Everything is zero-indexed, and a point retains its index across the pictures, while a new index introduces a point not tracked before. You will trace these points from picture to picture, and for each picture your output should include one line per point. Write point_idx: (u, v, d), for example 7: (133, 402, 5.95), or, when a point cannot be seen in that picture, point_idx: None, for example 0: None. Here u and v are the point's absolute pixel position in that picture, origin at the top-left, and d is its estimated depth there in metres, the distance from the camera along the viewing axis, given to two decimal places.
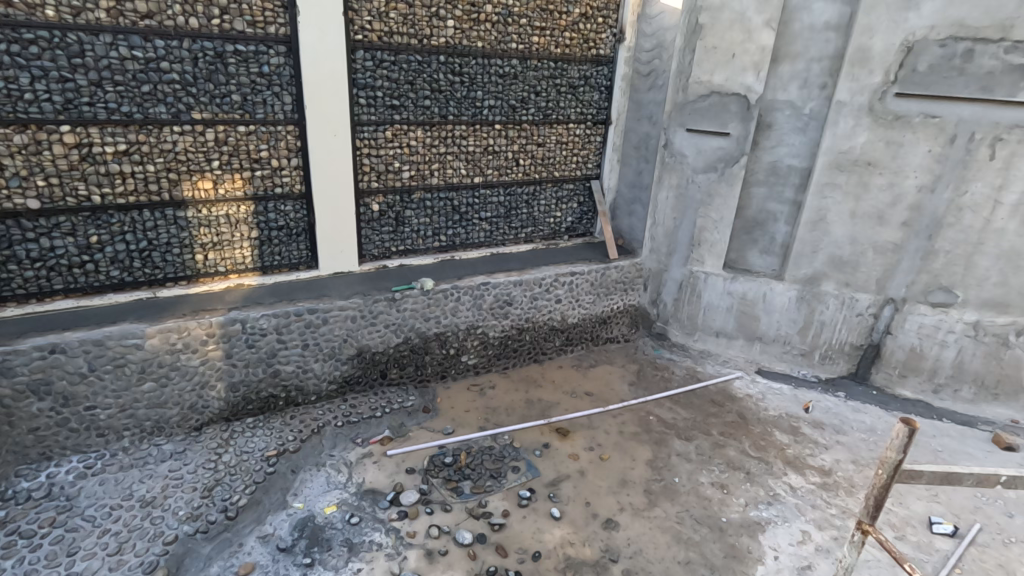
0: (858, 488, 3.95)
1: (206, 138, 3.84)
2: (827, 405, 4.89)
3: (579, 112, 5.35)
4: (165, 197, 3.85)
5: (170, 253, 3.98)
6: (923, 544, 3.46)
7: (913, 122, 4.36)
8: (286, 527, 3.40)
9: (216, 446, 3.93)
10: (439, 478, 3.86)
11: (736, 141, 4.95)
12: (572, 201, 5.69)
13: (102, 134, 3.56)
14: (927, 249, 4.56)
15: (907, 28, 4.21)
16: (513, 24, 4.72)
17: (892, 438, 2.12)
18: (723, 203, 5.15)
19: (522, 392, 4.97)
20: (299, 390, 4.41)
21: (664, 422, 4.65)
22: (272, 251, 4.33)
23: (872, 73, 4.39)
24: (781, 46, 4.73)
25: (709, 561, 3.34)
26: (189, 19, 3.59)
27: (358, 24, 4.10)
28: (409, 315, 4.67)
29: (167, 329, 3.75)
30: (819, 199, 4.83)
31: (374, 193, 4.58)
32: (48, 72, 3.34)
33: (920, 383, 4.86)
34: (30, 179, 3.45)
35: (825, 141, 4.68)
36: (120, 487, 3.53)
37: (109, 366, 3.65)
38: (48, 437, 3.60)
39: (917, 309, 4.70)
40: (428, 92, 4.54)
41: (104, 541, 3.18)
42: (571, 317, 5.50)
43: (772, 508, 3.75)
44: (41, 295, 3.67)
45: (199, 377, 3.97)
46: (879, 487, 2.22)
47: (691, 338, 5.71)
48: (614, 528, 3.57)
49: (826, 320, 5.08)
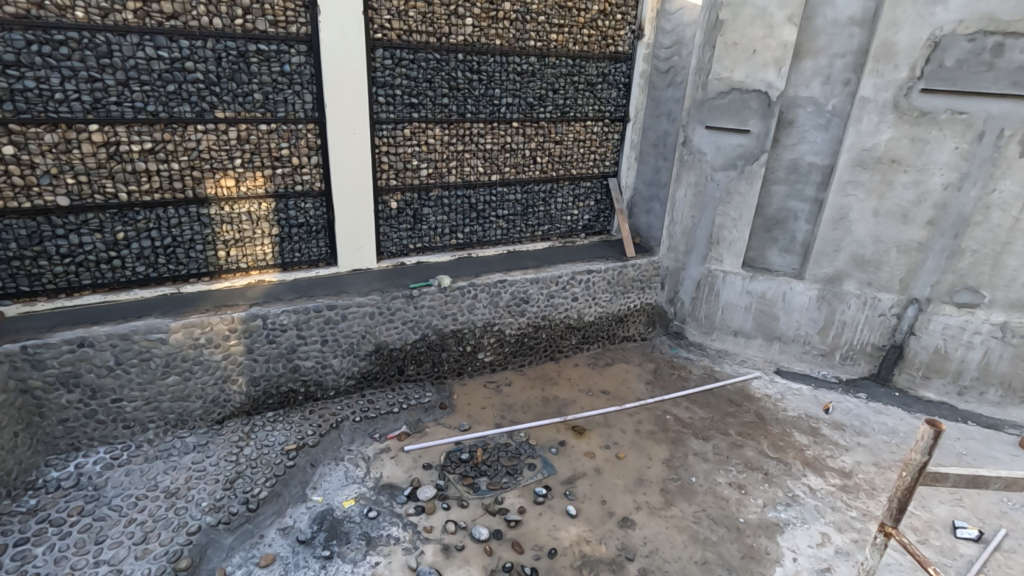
0: (880, 491, 3.89)
1: (228, 136, 3.91)
2: (848, 406, 4.83)
3: (597, 110, 5.33)
4: (189, 194, 3.92)
5: (193, 249, 4.06)
6: (946, 549, 3.40)
7: (940, 118, 4.27)
8: (305, 520, 3.45)
9: (237, 440, 3.99)
10: (455, 474, 3.89)
11: (756, 139, 4.89)
12: (589, 199, 5.68)
13: (129, 132, 3.64)
14: (953, 248, 4.48)
15: (934, 23, 4.12)
16: (531, 21, 4.71)
17: (916, 439, 2.09)
18: (742, 202, 5.09)
19: (538, 389, 4.98)
20: (318, 386, 4.47)
21: (681, 421, 4.62)
22: (293, 247, 4.38)
23: (897, 69, 4.31)
24: (803, 42, 4.66)
25: (726, 561, 3.32)
26: (213, 19, 3.65)
27: (377, 22, 4.13)
28: (426, 312, 4.70)
29: (190, 324, 3.82)
30: (841, 197, 4.76)
31: (392, 191, 4.62)
32: (77, 72, 3.42)
33: (945, 385, 4.76)
34: (60, 176, 3.55)
35: (848, 139, 4.60)
36: (146, 477, 3.62)
37: (135, 359, 3.73)
38: (77, 428, 3.70)
39: (942, 309, 4.61)
40: (446, 90, 4.56)
41: (130, 530, 3.25)
42: (588, 315, 5.50)
43: (791, 509, 3.71)
44: (70, 290, 3.77)
45: (221, 371, 4.05)
46: (903, 488, 2.19)
47: (709, 337, 5.66)
48: (630, 526, 3.56)
49: (847, 320, 5.00)
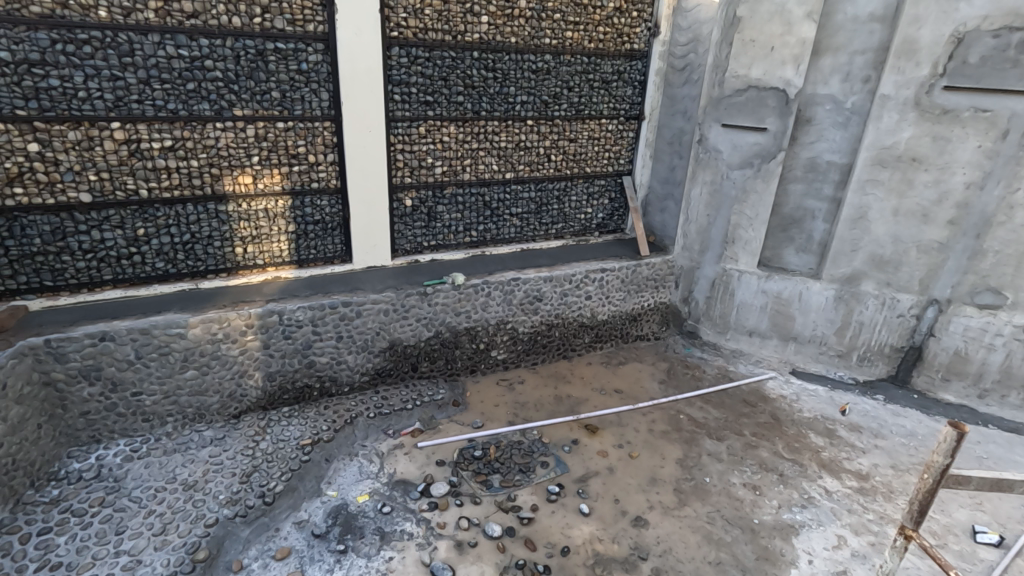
0: (897, 494, 3.84)
1: (246, 134, 3.95)
2: (865, 408, 4.77)
3: (611, 108, 5.32)
4: (207, 191, 3.98)
5: (211, 246, 4.11)
6: (966, 553, 3.35)
7: (962, 116, 4.19)
8: (320, 514, 3.49)
9: (253, 434, 4.04)
10: (468, 470, 3.91)
11: (774, 137, 4.82)
12: (603, 197, 5.68)
13: (150, 130, 3.70)
14: (975, 248, 4.39)
15: (958, 19, 4.05)
16: (547, 19, 4.71)
17: (939, 442, 2.08)
18: (758, 201, 5.04)
19: (551, 388, 4.98)
20: (333, 381, 4.51)
21: (695, 421, 4.60)
22: (309, 244, 4.43)
23: (919, 65, 4.24)
24: (822, 38, 4.61)
25: (740, 562, 3.30)
26: (231, 18, 3.69)
27: (394, 21, 4.15)
28: (439, 309, 4.71)
29: (208, 320, 3.87)
30: (860, 197, 4.69)
31: (407, 189, 4.65)
32: (100, 70, 3.48)
33: (965, 388, 4.67)
34: (83, 173, 3.61)
35: (868, 137, 4.54)
36: (165, 470, 3.67)
37: (155, 353, 3.79)
38: (98, 421, 3.77)
39: (963, 310, 4.53)
40: (461, 87, 4.57)
41: (150, 521, 3.31)
42: (601, 313, 5.48)
43: (806, 511, 3.68)
44: (92, 286, 3.85)
45: (238, 366, 4.09)
46: (924, 491, 2.18)
47: (723, 337, 5.63)
48: (643, 526, 3.55)
49: (864, 320, 4.93)
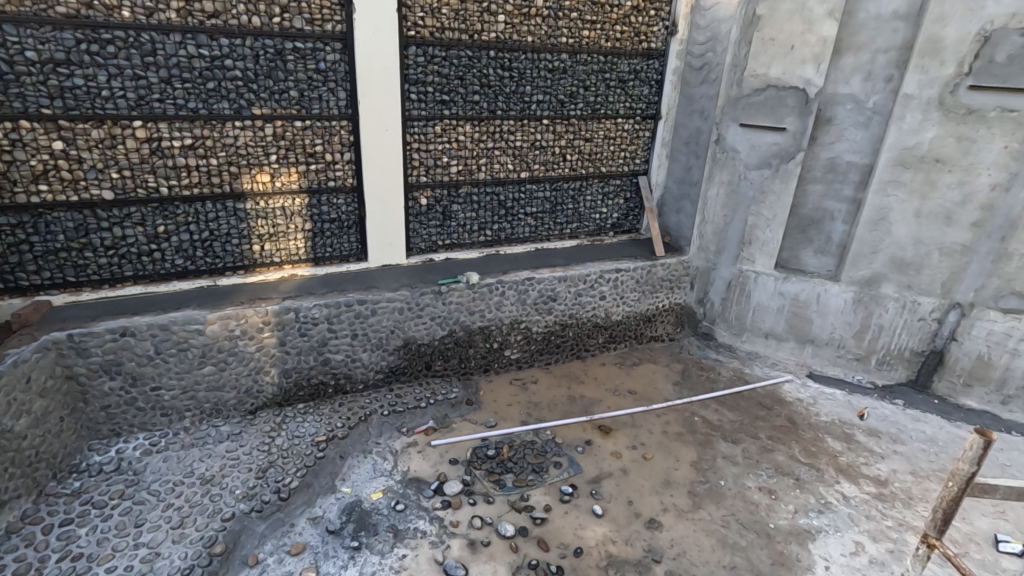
0: (917, 501, 3.77)
1: (265, 133, 3.99)
2: (883, 413, 4.69)
3: (627, 107, 5.30)
4: (226, 189, 4.02)
5: (229, 243, 4.16)
6: (988, 563, 3.28)
7: (987, 116, 4.11)
8: (334, 510, 3.52)
9: (269, 430, 4.09)
10: (482, 470, 3.91)
11: (793, 137, 4.76)
12: (618, 197, 5.66)
13: (170, 129, 3.75)
14: (999, 251, 4.30)
15: (984, 17, 3.96)
16: (564, 17, 4.69)
17: (965, 449, 2.05)
18: (776, 201, 4.98)
19: (564, 388, 4.97)
20: (347, 379, 4.54)
21: (710, 423, 4.56)
22: (325, 242, 4.46)
23: (944, 65, 4.16)
24: (844, 37, 4.53)
25: (755, 566, 3.27)
26: (251, 18, 3.73)
27: (411, 20, 4.16)
28: (453, 308, 4.71)
29: (226, 316, 3.91)
30: (881, 198, 4.62)
31: (422, 188, 4.67)
32: (123, 70, 3.53)
33: (987, 394, 4.57)
34: (106, 171, 3.67)
35: (889, 137, 4.46)
36: (182, 464, 3.72)
37: (173, 349, 3.83)
38: (118, 414, 3.82)
39: (986, 314, 4.43)
40: (477, 87, 4.57)
41: (168, 515, 3.35)
42: (615, 313, 5.45)
43: (823, 516, 3.63)
44: (114, 281, 3.91)
45: (254, 363, 4.14)
46: (949, 500, 2.15)
47: (738, 338, 5.57)
48: (657, 528, 3.53)
49: (884, 324, 4.85)
